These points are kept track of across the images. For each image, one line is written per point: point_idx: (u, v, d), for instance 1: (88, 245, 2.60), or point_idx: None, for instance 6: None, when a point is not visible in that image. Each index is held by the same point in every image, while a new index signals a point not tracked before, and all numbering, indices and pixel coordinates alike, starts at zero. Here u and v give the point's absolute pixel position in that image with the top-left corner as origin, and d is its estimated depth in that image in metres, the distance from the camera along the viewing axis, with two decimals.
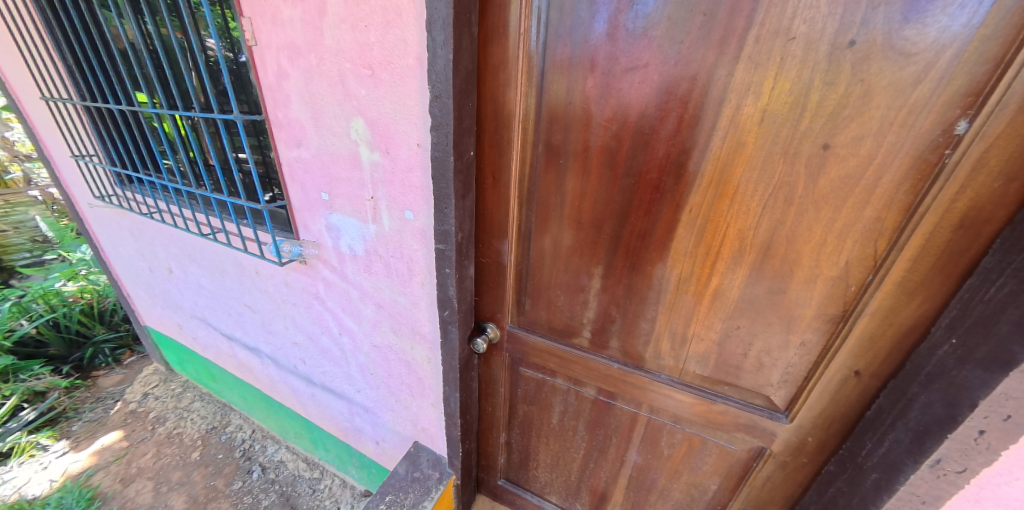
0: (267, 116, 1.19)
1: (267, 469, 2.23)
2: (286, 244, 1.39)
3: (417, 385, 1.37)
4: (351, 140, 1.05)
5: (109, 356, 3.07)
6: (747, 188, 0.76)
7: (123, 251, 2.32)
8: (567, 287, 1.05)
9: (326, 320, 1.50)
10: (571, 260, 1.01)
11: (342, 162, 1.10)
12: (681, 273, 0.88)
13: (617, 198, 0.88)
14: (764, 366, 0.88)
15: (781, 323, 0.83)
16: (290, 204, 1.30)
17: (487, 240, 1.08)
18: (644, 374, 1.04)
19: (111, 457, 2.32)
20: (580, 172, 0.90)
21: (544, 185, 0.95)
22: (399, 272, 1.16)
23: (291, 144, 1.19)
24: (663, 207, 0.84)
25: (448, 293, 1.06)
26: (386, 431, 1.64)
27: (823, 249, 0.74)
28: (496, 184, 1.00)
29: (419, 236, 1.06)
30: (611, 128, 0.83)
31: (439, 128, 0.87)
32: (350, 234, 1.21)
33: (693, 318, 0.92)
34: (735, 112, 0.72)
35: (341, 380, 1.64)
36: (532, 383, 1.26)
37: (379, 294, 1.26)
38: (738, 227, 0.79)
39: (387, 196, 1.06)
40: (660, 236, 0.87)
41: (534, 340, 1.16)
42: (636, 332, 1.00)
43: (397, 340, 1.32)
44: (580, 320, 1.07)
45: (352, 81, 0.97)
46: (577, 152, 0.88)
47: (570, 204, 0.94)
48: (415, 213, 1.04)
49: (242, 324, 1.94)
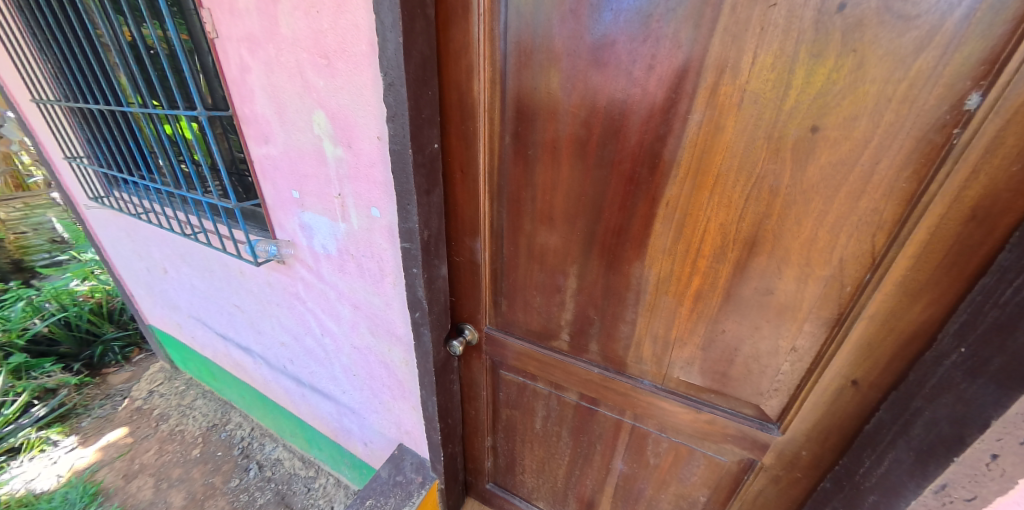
0: (235, 112, 1.14)
1: (264, 467, 2.25)
2: (263, 244, 1.34)
3: (398, 388, 1.33)
4: (314, 135, 1.00)
5: (118, 354, 3.13)
6: (728, 177, 0.67)
7: (121, 251, 2.34)
8: (543, 287, 0.98)
9: (308, 321, 1.47)
10: (545, 258, 0.94)
11: (308, 158, 1.05)
12: (660, 272, 0.81)
13: (590, 191, 0.81)
14: (753, 373, 0.80)
15: (770, 327, 0.75)
16: (264, 203, 1.25)
17: (460, 238, 1.03)
18: (627, 379, 0.97)
19: (115, 453, 2.37)
20: (550, 163, 0.83)
21: (514, 179, 0.89)
22: (371, 272, 1.11)
23: (259, 141, 1.14)
24: (637, 201, 0.77)
25: (418, 294, 1.01)
26: (373, 433, 1.62)
27: (814, 245, 0.66)
28: (465, 179, 0.94)
29: (387, 234, 1.01)
30: (579, 116, 0.76)
31: (396, 119, 0.82)
32: (322, 234, 1.16)
33: (675, 322, 0.85)
34: (713, 92, 0.63)
35: (327, 381, 1.61)
36: (514, 387, 1.22)
37: (355, 294, 1.21)
38: (720, 221, 0.71)
39: (353, 193, 1.01)
40: (636, 234, 0.80)
41: (512, 343, 1.11)
42: (615, 335, 0.94)
43: (375, 342, 1.27)
44: (558, 322, 1.01)
45: (310, 72, 0.92)
46: (545, 143, 0.82)
47: (541, 199, 0.88)
48: (381, 210, 0.98)
49: (233, 324, 1.93)
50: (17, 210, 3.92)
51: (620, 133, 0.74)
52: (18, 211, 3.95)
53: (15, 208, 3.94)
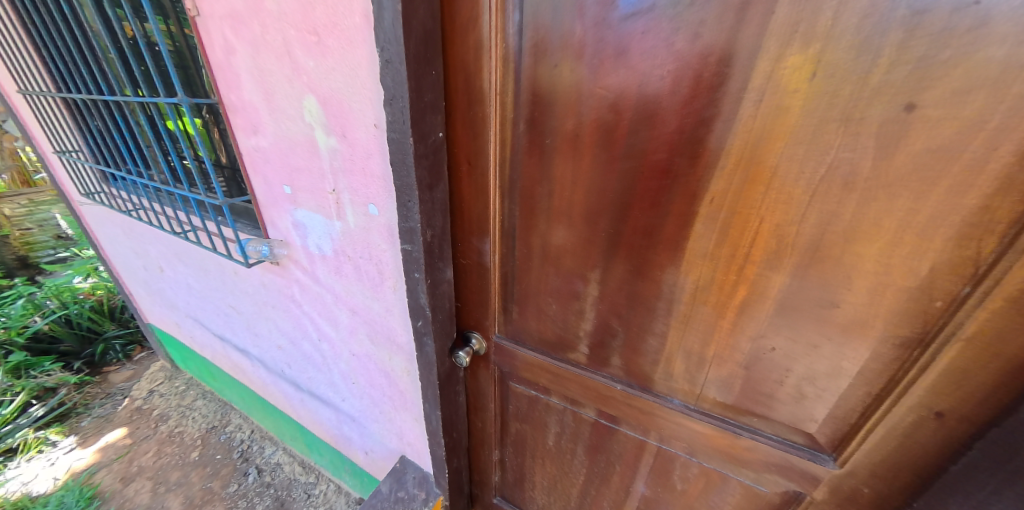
0: (220, 101, 1.03)
1: (263, 471, 2.19)
2: (253, 243, 1.21)
3: (399, 397, 1.24)
4: (305, 124, 0.89)
5: (120, 352, 3.07)
6: (788, 169, 0.56)
7: (119, 249, 2.28)
8: (559, 294, 0.88)
9: (305, 325, 1.37)
10: (562, 262, 0.84)
11: (300, 149, 0.94)
12: (697, 279, 0.70)
13: (615, 186, 0.71)
14: (805, 398, 0.69)
15: (830, 346, 0.63)
16: (254, 199, 1.13)
17: (466, 238, 0.93)
18: (653, 397, 0.87)
19: (114, 455, 2.31)
20: (569, 155, 0.72)
21: (528, 173, 0.78)
22: (369, 275, 1.00)
23: (248, 132, 1.03)
24: (672, 198, 0.66)
25: (420, 300, 0.91)
26: (374, 442, 1.54)
27: (897, 251, 0.54)
28: (472, 172, 0.83)
29: (386, 234, 0.89)
30: (605, 98, 0.65)
31: (394, 102, 0.71)
32: (316, 233, 1.04)
33: (712, 336, 0.74)
34: (775, 65, 0.52)
35: (326, 387, 1.53)
36: (525, 400, 1.12)
37: (352, 298, 1.10)
38: (775, 221, 0.60)
39: (349, 188, 0.90)
40: (669, 236, 0.69)
41: (524, 354, 1.02)
42: (640, 348, 0.84)
43: (374, 349, 1.18)
44: (575, 332, 0.92)
45: (299, 52, 0.81)
46: (565, 132, 0.71)
47: (559, 195, 0.77)
48: (379, 207, 0.87)
49: (229, 325, 1.85)
50: (23, 206, 3.87)
51: (653, 118, 0.63)
52: (22, 209, 3.86)
53: (19, 204, 3.82)
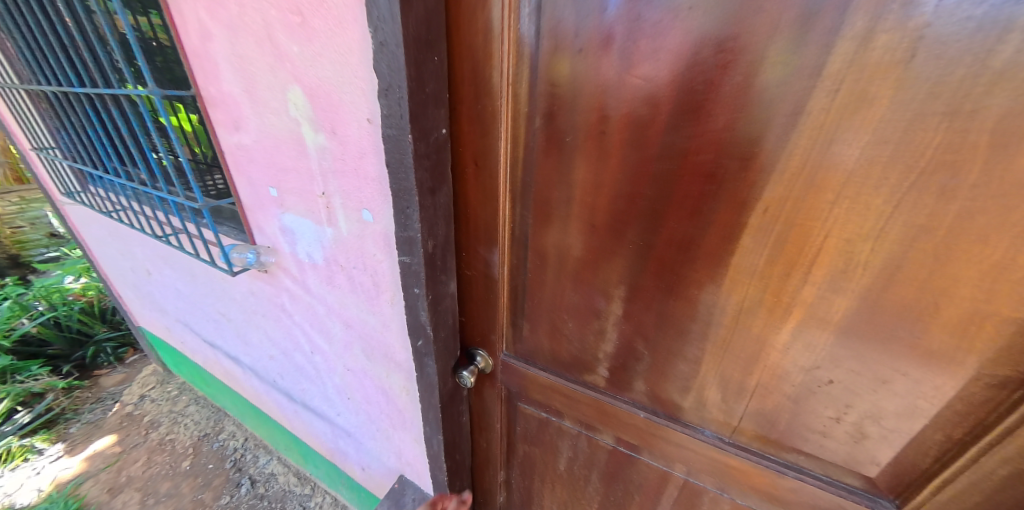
0: (199, 93, 0.92)
1: (257, 482, 2.11)
2: (237, 250, 1.11)
3: (398, 416, 1.15)
4: (289, 118, 0.77)
5: (111, 355, 2.96)
6: (867, 174, 0.46)
7: (105, 250, 2.18)
8: (576, 311, 0.79)
9: (297, 336, 1.28)
10: (581, 276, 0.74)
11: (284, 147, 0.82)
12: (740, 298, 0.61)
13: (648, 192, 0.61)
14: (866, 438, 0.60)
15: (904, 382, 0.54)
16: (238, 201, 1.03)
17: (472, 247, 0.83)
18: (682, 427, 0.79)
19: (101, 464, 2.22)
20: (593, 155, 0.63)
21: (544, 175, 0.68)
22: (364, 287, 0.90)
23: (229, 127, 0.91)
24: (716, 207, 0.57)
25: (420, 318, 0.81)
26: (371, 458, 1.45)
27: (1002, 276, 0.44)
28: (480, 174, 0.74)
29: (382, 243, 0.79)
30: (640, 88, 0.55)
31: (390, 93, 0.61)
32: (306, 239, 0.94)
33: (755, 362, 0.65)
34: (861, 46, 0.42)
35: (320, 400, 1.44)
36: (534, 421, 1.03)
37: (346, 311, 1.00)
38: (843, 236, 0.50)
39: (340, 191, 0.79)
40: (709, 250, 0.60)
41: (535, 374, 0.93)
42: (669, 372, 0.75)
43: (370, 365, 1.08)
44: (594, 353, 0.82)
45: (281, 35, 0.70)
46: (589, 128, 0.61)
47: (580, 201, 0.67)
48: (374, 213, 0.76)
49: (219, 332, 1.76)
50: (13, 204, 3.78)
51: (698, 112, 0.53)
52: (14, 206, 3.81)
53: (11, 201, 3.79)
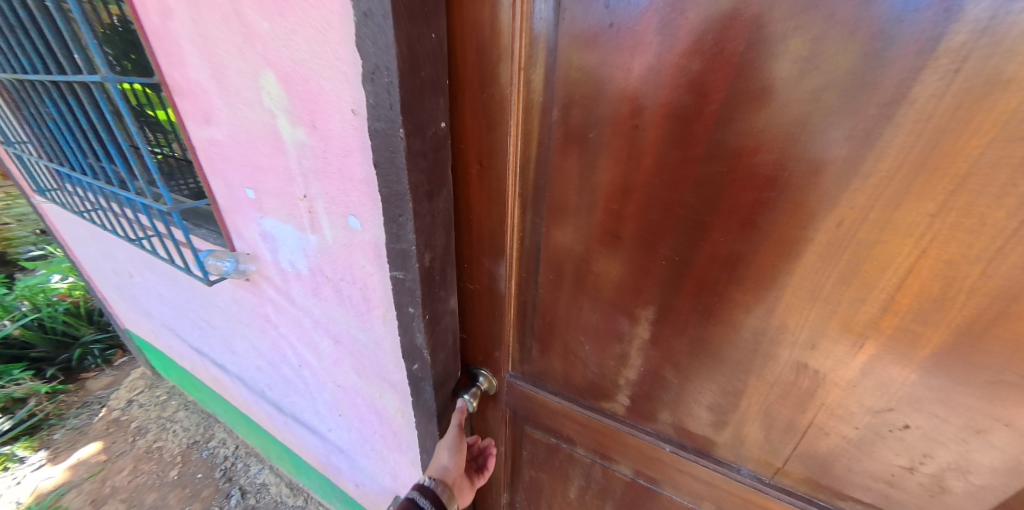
0: (163, 81, 0.79)
1: (247, 493, 2.02)
2: (212, 259, 0.99)
3: (393, 438, 1.06)
4: (263, 108, 0.65)
5: (98, 358, 2.86)
6: (985, 182, 0.36)
7: (86, 251, 2.06)
8: (595, 333, 0.69)
9: (283, 349, 1.17)
10: (601, 294, 0.65)
11: (259, 142, 0.71)
12: (795, 325, 0.52)
13: (689, 199, 0.51)
14: (945, 489, 0.52)
15: (1004, 433, 0.45)
16: (214, 203, 0.91)
17: (476, 258, 0.73)
18: (716, 465, 0.70)
19: (85, 474, 2.12)
20: (622, 155, 0.52)
21: (561, 179, 0.58)
22: (353, 302, 0.79)
23: (200, 120, 0.79)
24: (773, 219, 0.47)
25: (416, 340, 0.70)
26: (365, 476, 1.35)
27: None
28: (485, 175, 0.63)
29: (372, 254, 0.68)
30: (684, 72, 0.44)
31: (377, 77, 0.49)
32: (288, 247, 0.83)
33: (808, 397, 0.57)
34: (1002, 12, 0.30)
35: (310, 414, 1.34)
36: (542, 447, 0.94)
37: (335, 326, 0.90)
38: (942, 258, 0.41)
39: (321, 194, 0.67)
40: (761, 269, 0.51)
41: (546, 399, 0.84)
42: (701, 402, 0.67)
43: (362, 384, 0.98)
44: (614, 379, 0.73)
45: (248, 7, 0.57)
46: (618, 123, 0.51)
47: (604, 209, 0.57)
48: (361, 220, 0.65)
49: (204, 339, 1.65)
50: None
51: (760, 103, 0.42)
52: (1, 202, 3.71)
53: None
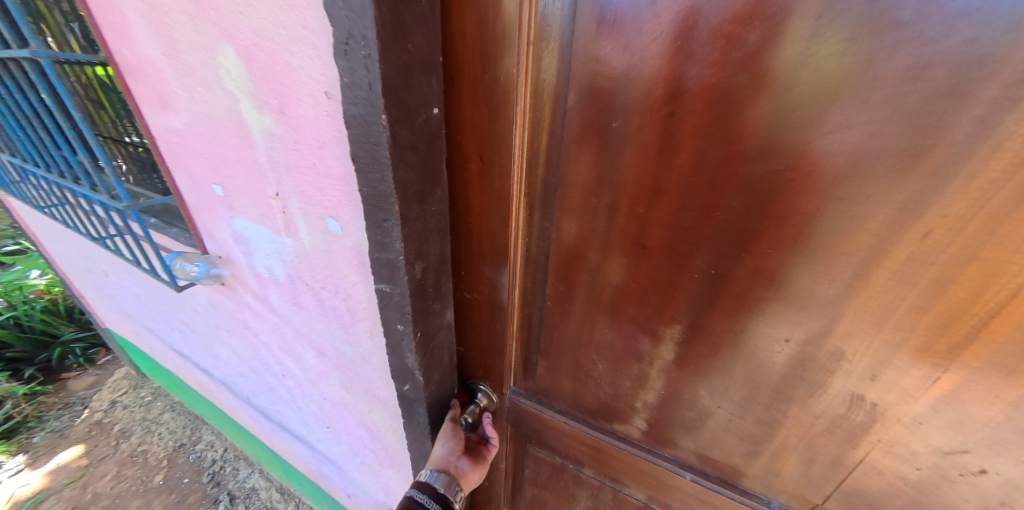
0: (111, 59, 0.68)
1: (236, 499, 1.94)
2: (181, 263, 0.88)
3: (384, 454, 0.98)
4: (224, 91, 0.55)
5: (80, 357, 2.76)
6: None
7: (59, 247, 1.94)
8: (610, 351, 0.62)
9: (266, 357, 1.09)
10: (621, 309, 0.57)
11: (223, 131, 0.61)
12: (851, 351, 0.45)
13: (732, 203, 0.43)
14: None
15: None
16: (179, 200, 0.81)
17: (475, 266, 0.64)
18: (743, 496, 0.64)
19: (65, 480, 2.04)
20: (652, 149, 0.44)
21: (576, 178, 0.50)
22: (336, 313, 0.70)
23: (156, 106, 0.69)
24: (835, 229, 0.39)
25: (407, 358, 0.62)
26: (357, 488, 1.28)
27: None
28: (487, 172, 0.54)
29: (355, 262, 0.59)
30: (736, 47, 0.36)
31: (353, 50, 0.39)
32: (263, 250, 0.74)
33: (860, 432, 0.49)
34: None
35: (297, 423, 1.26)
36: (547, 467, 0.87)
37: (318, 337, 0.81)
38: None
39: (295, 192, 0.58)
40: (816, 287, 0.43)
41: (553, 418, 0.76)
42: (730, 429, 0.59)
43: (350, 398, 0.90)
44: (630, 400, 0.66)
45: None
46: (650, 110, 0.42)
47: (627, 213, 0.49)
48: (341, 223, 0.56)
49: (185, 342, 1.56)
50: None
51: (832, 83, 0.34)
52: None
53: None
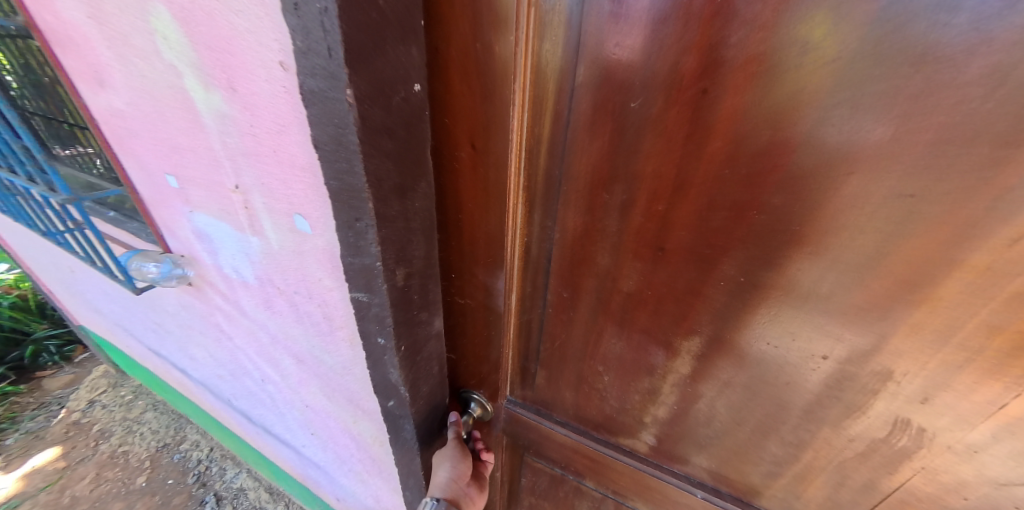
0: (36, 29, 0.58)
1: (223, 500, 1.88)
2: (137, 262, 0.78)
3: (372, 464, 0.91)
4: (163, 63, 0.47)
5: (55, 355, 2.65)
6: None
7: (21, 242, 1.83)
8: (618, 362, 0.56)
9: (243, 361, 1.01)
10: (633, 318, 0.51)
11: (170, 113, 0.52)
12: (900, 373, 0.39)
13: (773, 200, 0.37)
14: None
15: None
16: (133, 192, 0.73)
17: (467, 268, 0.57)
18: None
19: (41, 484, 1.97)
20: (679, 136, 0.37)
21: (586, 170, 0.43)
22: (312, 319, 0.63)
23: (94, 84, 0.60)
24: (898, 232, 0.33)
25: (390, 373, 0.55)
26: (346, 493, 1.22)
27: None
28: (480, 161, 0.47)
29: (328, 265, 0.51)
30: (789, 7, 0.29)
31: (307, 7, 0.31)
32: (228, 250, 0.66)
33: (900, 457, 0.44)
34: None
35: (281, 428, 1.19)
36: (546, 478, 0.81)
37: (294, 344, 0.74)
38: None
39: (257, 185, 0.50)
40: (865, 299, 0.37)
41: (553, 431, 0.70)
42: (750, 447, 0.54)
43: (332, 407, 0.83)
44: (638, 414, 0.60)
45: None
46: (677, 90, 0.35)
47: (645, 211, 0.42)
48: (310, 221, 0.48)
49: (160, 342, 1.47)
50: None
51: (919, 53, 0.27)
52: None
53: None
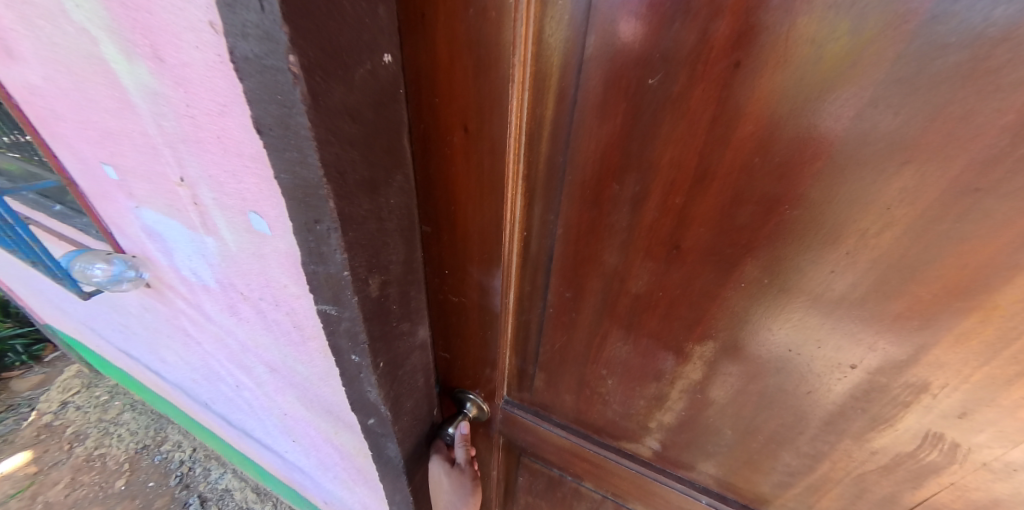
0: None
1: (208, 501, 1.82)
2: (86, 261, 0.71)
3: (357, 472, 0.86)
4: (75, 27, 0.39)
5: (22, 354, 2.51)
6: None
7: None
8: (623, 368, 0.51)
9: (215, 366, 0.94)
10: (641, 322, 0.46)
11: (96, 88, 0.44)
12: (937, 384, 0.35)
13: (811, 194, 0.31)
14: None
15: None
16: (71, 185, 0.64)
17: (459, 263, 0.51)
18: None
19: (11, 490, 1.88)
20: (703, 119, 0.31)
21: (592, 158, 0.37)
22: (280, 326, 0.57)
23: (4, 56, 0.51)
24: (957, 234, 0.28)
25: (367, 391, 0.50)
26: (334, 497, 1.17)
27: None
28: (470, 143, 0.40)
29: (292, 268, 0.45)
30: None
31: None
32: (183, 251, 0.59)
33: (928, 472, 0.40)
34: None
35: (262, 433, 1.13)
36: (542, 481, 0.77)
37: (264, 351, 0.67)
38: None
39: (202, 178, 0.43)
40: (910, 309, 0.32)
41: (552, 435, 0.65)
42: (765, 457, 0.50)
43: (311, 416, 0.77)
44: (642, 422, 0.55)
45: None
46: (703, 62, 0.29)
47: (659, 205, 0.37)
48: (267, 221, 0.42)
49: (129, 343, 1.38)
50: None
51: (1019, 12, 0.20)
52: None
53: None
